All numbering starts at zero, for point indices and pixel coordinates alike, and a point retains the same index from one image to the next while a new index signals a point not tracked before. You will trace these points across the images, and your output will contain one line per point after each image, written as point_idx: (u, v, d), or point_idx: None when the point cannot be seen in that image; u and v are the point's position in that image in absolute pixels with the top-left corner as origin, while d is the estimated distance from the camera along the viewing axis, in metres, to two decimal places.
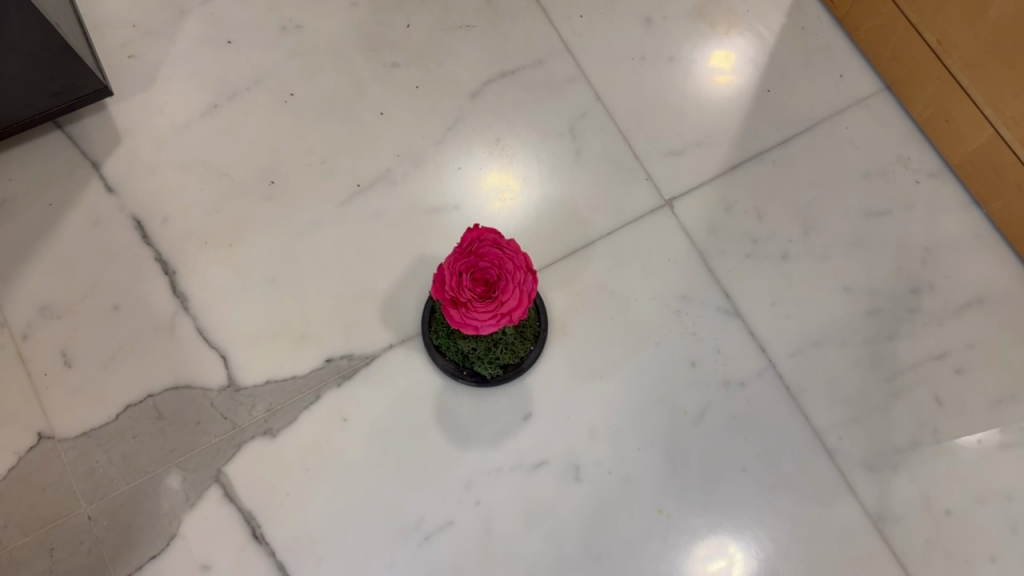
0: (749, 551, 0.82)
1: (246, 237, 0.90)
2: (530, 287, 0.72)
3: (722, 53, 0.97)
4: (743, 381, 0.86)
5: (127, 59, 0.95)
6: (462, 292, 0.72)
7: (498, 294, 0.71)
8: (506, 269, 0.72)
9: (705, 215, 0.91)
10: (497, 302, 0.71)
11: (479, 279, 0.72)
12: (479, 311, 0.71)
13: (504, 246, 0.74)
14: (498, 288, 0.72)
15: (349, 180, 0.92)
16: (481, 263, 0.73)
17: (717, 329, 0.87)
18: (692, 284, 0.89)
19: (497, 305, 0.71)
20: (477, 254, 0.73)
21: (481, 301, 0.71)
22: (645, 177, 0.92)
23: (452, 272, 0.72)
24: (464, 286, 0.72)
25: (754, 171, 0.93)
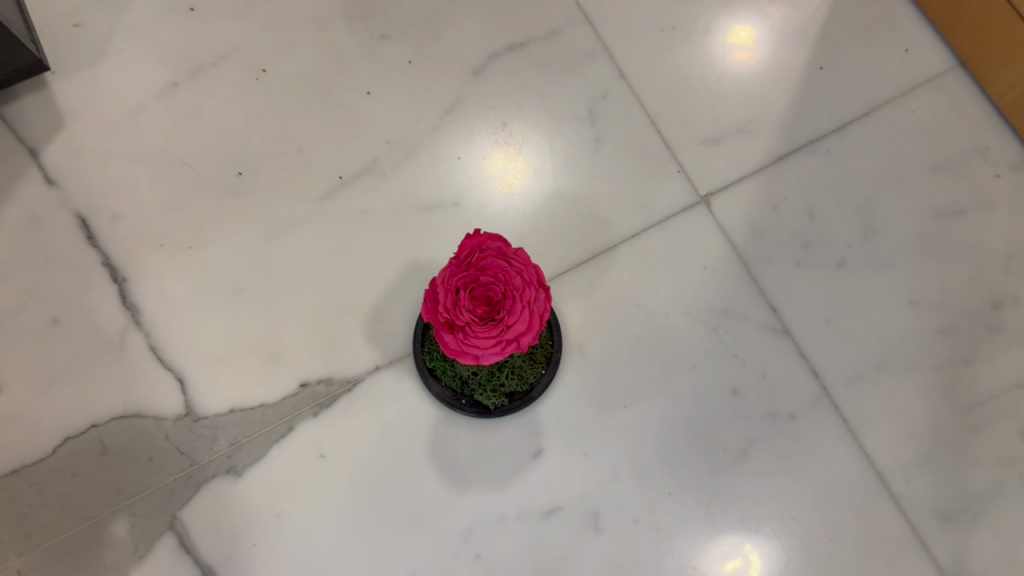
0: (767, 551, 0.70)
1: (209, 238, 0.77)
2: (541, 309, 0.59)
3: (740, 31, 0.83)
4: (792, 413, 0.73)
5: (73, 28, 0.82)
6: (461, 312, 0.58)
7: (503, 315, 0.58)
8: (513, 286, 0.59)
9: (748, 214, 0.77)
10: (502, 326, 0.58)
11: (481, 296, 0.59)
12: (483, 336, 0.57)
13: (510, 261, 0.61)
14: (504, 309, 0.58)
15: (330, 172, 0.78)
16: (482, 277, 0.59)
17: (762, 351, 0.74)
18: (733, 297, 0.75)
19: (502, 330, 0.58)
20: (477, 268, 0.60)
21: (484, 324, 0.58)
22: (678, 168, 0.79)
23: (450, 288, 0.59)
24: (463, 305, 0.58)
25: (805, 163, 0.79)
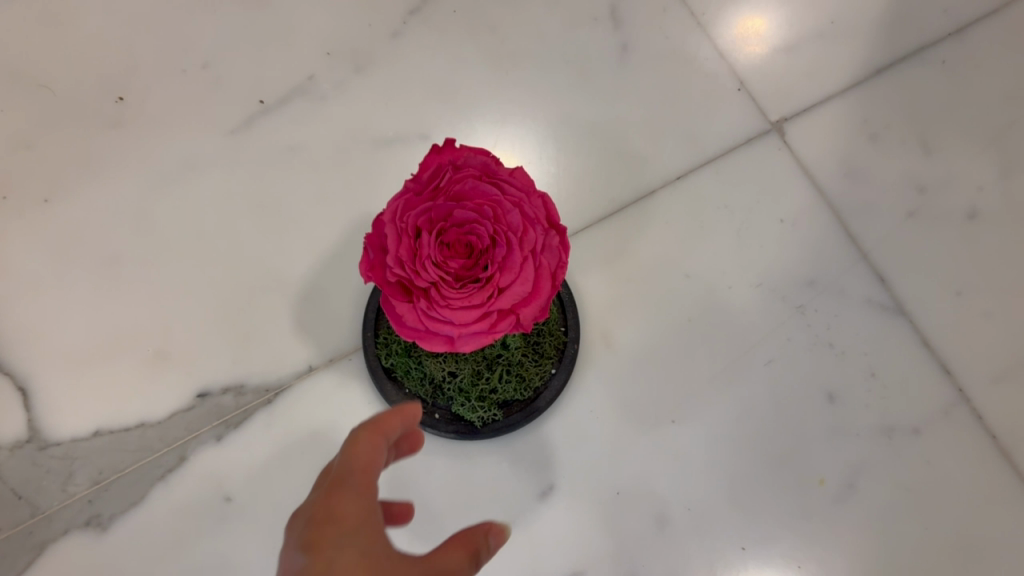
0: None
1: (73, 187, 0.54)
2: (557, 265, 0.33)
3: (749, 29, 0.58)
4: (916, 427, 0.50)
5: None
6: (421, 269, 0.31)
7: (495, 274, 0.31)
8: (513, 224, 0.32)
9: (836, 148, 0.55)
10: (492, 294, 0.31)
11: (457, 241, 0.32)
12: (459, 310, 0.31)
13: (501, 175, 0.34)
14: (497, 263, 0.31)
15: (248, 96, 0.56)
16: (456, 207, 0.32)
17: (865, 339, 0.52)
18: (820, 262, 0.53)
19: (491, 301, 0.31)
20: (448, 185, 0.32)
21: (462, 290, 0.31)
22: (737, 87, 0.56)
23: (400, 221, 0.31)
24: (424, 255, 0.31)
25: (914, 77, 0.56)
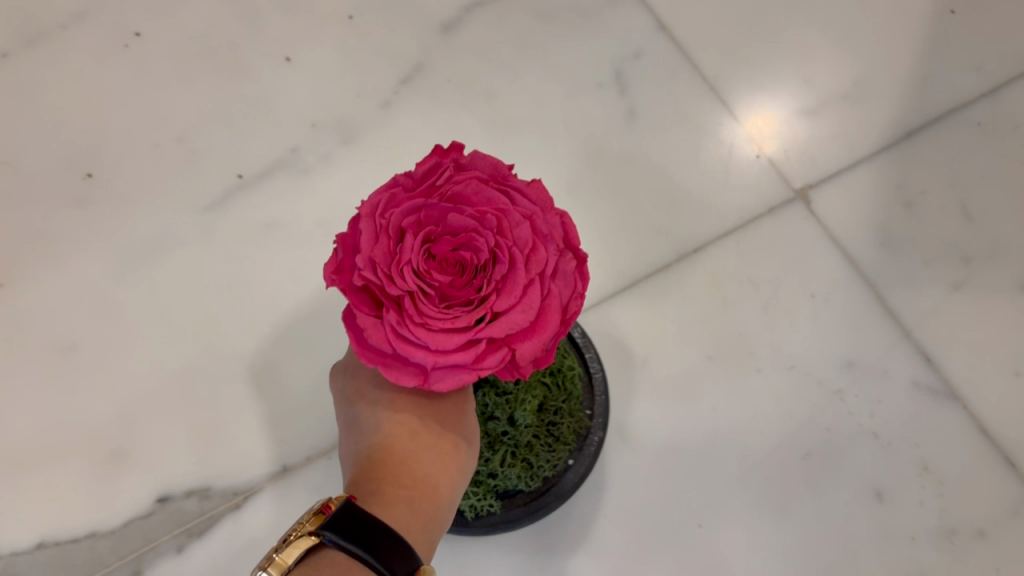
0: None
1: (28, 270, 0.49)
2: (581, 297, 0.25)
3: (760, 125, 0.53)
4: (981, 528, 0.44)
5: None
6: (390, 281, 0.23)
7: (495, 296, 0.23)
8: (527, 237, 0.24)
9: (870, 217, 0.50)
10: (483, 322, 0.23)
11: (449, 251, 0.23)
12: (439, 336, 0.23)
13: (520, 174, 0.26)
14: (500, 285, 0.23)
15: (226, 169, 0.52)
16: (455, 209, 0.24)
17: (916, 428, 0.46)
18: (858, 341, 0.47)
19: (483, 328, 0.23)
20: (447, 179, 0.25)
21: (444, 312, 0.23)
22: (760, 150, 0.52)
23: (370, 221, 0.24)
24: (400, 262, 0.23)
25: (949, 140, 0.52)
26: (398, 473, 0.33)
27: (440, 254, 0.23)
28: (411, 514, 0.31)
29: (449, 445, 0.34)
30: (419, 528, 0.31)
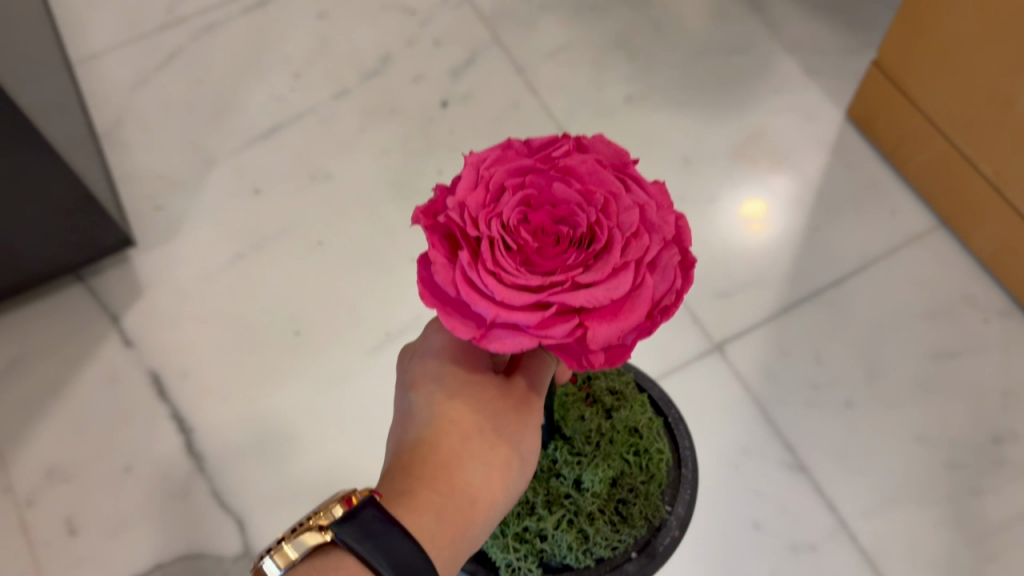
0: None
1: (267, 391, 0.85)
2: (667, 296, 0.36)
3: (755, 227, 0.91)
4: (813, 544, 0.77)
5: (154, 210, 0.93)
6: (482, 220, 0.35)
7: (576, 270, 0.35)
8: (631, 222, 0.36)
9: (760, 360, 0.84)
10: (556, 288, 0.35)
11: (549, 223, 0.36)
12: (505, 292, 0.34)
13: (639, 182, 0.39)
14: (581, 262, 0.35)
15: (377, 329, 0.87)
16: (557, 188, 0.37)
17: (780, 487, 0.79)
18: (749, 436, 0.81)
19: (554, 292, 0.34)
20: (564, 159, 0.38)
21: (520, 269, 0.35)
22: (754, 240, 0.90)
23: (486, 174, 0.37)
24: (497, 212, 0.36)
25: (809, 313, 0.86)
26: (438, 477, 0.48)
27: (537, 223, 0.36)
28: (436, 521, 0.45)
29: (468, 497, 0.48)
30: (441, 532, 0.45)
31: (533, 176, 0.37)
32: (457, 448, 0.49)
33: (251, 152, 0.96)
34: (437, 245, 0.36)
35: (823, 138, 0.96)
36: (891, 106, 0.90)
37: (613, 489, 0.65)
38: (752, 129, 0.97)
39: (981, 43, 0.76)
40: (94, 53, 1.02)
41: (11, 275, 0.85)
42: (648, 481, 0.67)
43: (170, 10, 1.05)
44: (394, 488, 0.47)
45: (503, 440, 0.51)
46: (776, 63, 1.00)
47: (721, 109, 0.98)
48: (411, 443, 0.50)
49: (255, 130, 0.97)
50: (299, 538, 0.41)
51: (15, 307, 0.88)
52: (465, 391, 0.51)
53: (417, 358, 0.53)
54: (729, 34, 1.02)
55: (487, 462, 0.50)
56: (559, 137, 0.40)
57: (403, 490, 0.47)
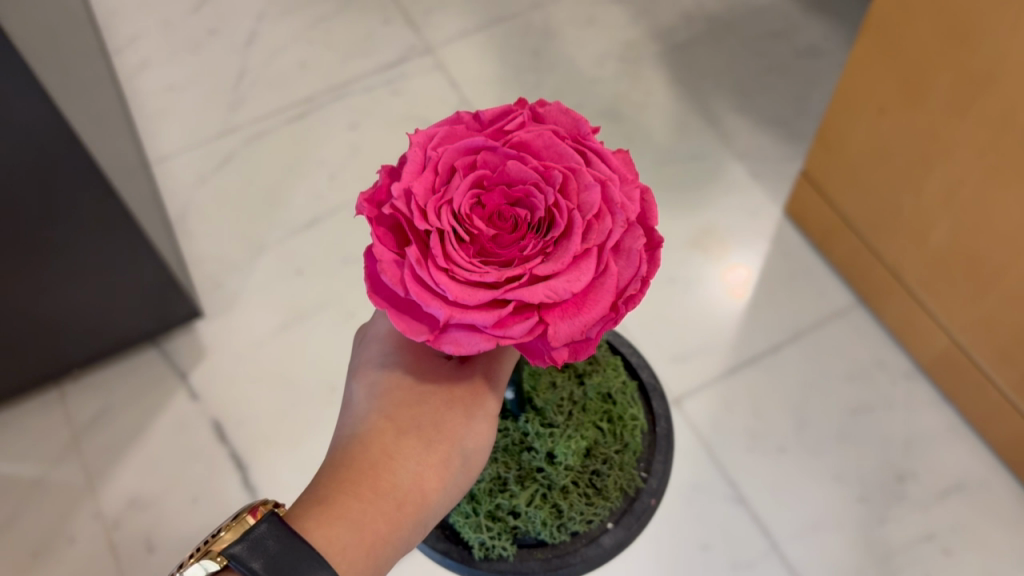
0: None
1: (308, 436, 1.03)
2: (633, 283, 0.49)
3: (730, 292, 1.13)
4: (750, 562, 0.95)
5: (215, 287, 1.13)
6: (434, 216, 0.47)
7: (533, 264, 0.47)
8: (590, 202, 0.49)
9: (710, 413, 1.04)
10: (512, 286, 0.47)
11: (508, 216, 0.49)
12: (459, 291, 0.46)
13: (600, 154, 0.52)
14: (540, 251, 0.48)
15: None
16: (510, 182, 0.50)
17: (725, 516, 0.98)
18: (700, 474, 1.00)
19: (510, 293, 0.46)
20: (519, 135, 0.51)
21: (469, 264, 0.47)
22: (734, 304, 1.11)
23: (435, 155, 0.50)
24: (445, 203, 0.48)
25: (750, 375, 1.06)
26: (371, 476, 0.61)
27: (492, 206, 0.49)
28: (364, 508, 0.59)
29: (396, 493, 0.61)
30: (366, 520, 0.58)
31: (487, 156, 0.50)
32: (389, 448, 0.63)
33: (294, 239, 1.17)
34: (386, 242, 0.48)
35: (765, 231, 1.17)
36: (815, 206, 1.11)
37: (587, 465, 0.89)
38: (707, 223, 1.18)
39: (872, 165, 0.98)
40: (164, 157, 1.23)
41: (103, 339, 1.04)
42: (616, 455, 0.90)
43: (226, 121, 1.26)
44: (323, 491, 0.59)
45: (441, 434, 0.64)
46: (727, 168, 1.22)
47: (681, 206, 1.19)
48: (355, 435, 0.64)
49: (298, 222, 1.18)
50: (199, 561, 0.52)
51: (102, 367, 1.08)
52: (406, 406, 0.65)
53: (379, 371, 0.67)
54: (689, 144, 1.24)
55: (417, 460, 0.63)
56: (513, 110, 0.53)
57: (329, 496, 0.58)
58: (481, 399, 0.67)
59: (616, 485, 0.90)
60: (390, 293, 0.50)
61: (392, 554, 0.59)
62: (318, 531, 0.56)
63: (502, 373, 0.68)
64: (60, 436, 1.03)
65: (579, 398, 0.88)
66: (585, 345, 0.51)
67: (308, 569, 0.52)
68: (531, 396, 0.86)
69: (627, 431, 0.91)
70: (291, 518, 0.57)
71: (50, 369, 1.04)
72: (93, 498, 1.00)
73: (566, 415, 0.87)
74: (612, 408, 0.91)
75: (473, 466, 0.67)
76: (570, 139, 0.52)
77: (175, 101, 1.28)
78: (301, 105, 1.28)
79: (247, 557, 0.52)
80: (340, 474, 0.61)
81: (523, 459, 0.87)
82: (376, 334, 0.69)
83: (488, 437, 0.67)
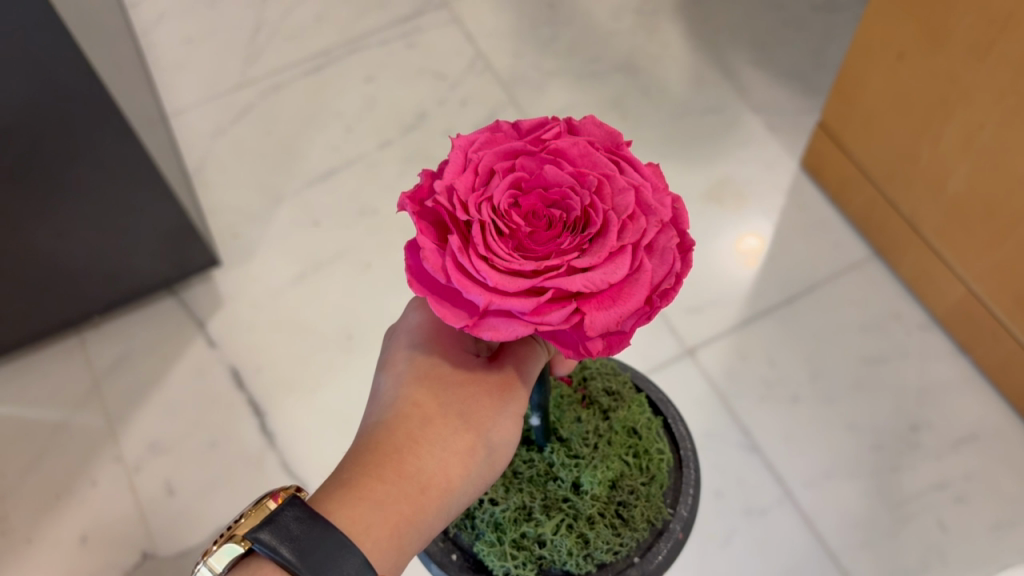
0: None
1: (325, 384, 1.04)
2: (667, 280, 0.44)
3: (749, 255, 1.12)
4: (764, 508, 0.96)
5: (233, 237, 1.14)
6: (473, 208, 0.43)
7: (571, 256, 0.43)
8: (628, 207, 0.45)
9: (724, 363, 1.04)
10: (550, 275, 0.42)
11: (548, 214, 0.45)
12: (497, 280, 0.42)
13: (633, 162, 0.47)
14: (576, 246, 0.44)
15: None
16: (549, 186, 0.45)
17: (739, 464, 0.98)
18: (714, 423, 1.01)
19: (548, 280, 0.42)
20: (555, 144, 0.47)
21: (510, 254, 0.42)
22: (747, 272, 1.10)
23: (475, 156, 0.46)
24: (484, 199, 0.44)
25: (765, 325, 1.06)
26: (400, 464, 0.55)
27: (529, 205, 0.45)
28: (389, 498, 0.53)
29: (423, 485, 0.55)
30: (388, 514, 0.52)
31: (525, 160, 0.46)
32: (415, 433, 0.56)
33: (311, 190, 1.17)
34: (425, 233, 0.44)
35: (782, 185, 1.17)
36: (834, 159, 1.10)
37: (613, 495, 0.81)
38: (724, 176, 1.18)
39: (893, 115, 0.97)
40: (182, 109, 1.24)
41: (123, 287, 1.06)
42: (643, 487, 0.82)
43: (243, 73, 1.27)
44: (344, 475, 0.54)
45: (468, 423, 0.57)
46: (744, 122, 1.22)
47: (697, 159, 1.19)
48: (381, 420, 0.57)
49: (315, 173, 1.19)
50: (223, 548, 0.49)
51: (122, 316, 1.09)
52: (434, 392, 0.58)
53: (410, 349, 0.60)
54: (705, 98, 1.24)
55: (444, 447, 0.56)
56: (551, 121, 0.49)
57: (352, 478, 0.53)
58: (515, 389, 0.59)
59: (643, 516, 0.81)
60: (431, 282, 0.45)
61: (415, 544, 0.54)
62: (341, 511, 0.51)
63: (538, 368, 0.60)
64: (81, 382, 1.04)
65: (605, 431, 0.82)
66: (619, 339, 0.45)
67: (334, 548, 0.48)
68: (555, 427, 0.81)
69: (655, 463, 0.84)
70: (314, 503, 0.52)
71: (71, 316, 1.05)
72: (114, 442, 1.01)
73: (592, 446, 0.81)
74: (638, 442, 0.84)
75: (498, 464, 0.59)
76: (604, 149, 0.48)
77: (190, 55, 1.29)
78: (317, 58, 1.28)
79: (272, 541, 0.48)
80: (361, 457, 0.55)
81: (548, 489, 0.80)
82: (406, 328, 0.61)
83: (516, 431, 0.60)
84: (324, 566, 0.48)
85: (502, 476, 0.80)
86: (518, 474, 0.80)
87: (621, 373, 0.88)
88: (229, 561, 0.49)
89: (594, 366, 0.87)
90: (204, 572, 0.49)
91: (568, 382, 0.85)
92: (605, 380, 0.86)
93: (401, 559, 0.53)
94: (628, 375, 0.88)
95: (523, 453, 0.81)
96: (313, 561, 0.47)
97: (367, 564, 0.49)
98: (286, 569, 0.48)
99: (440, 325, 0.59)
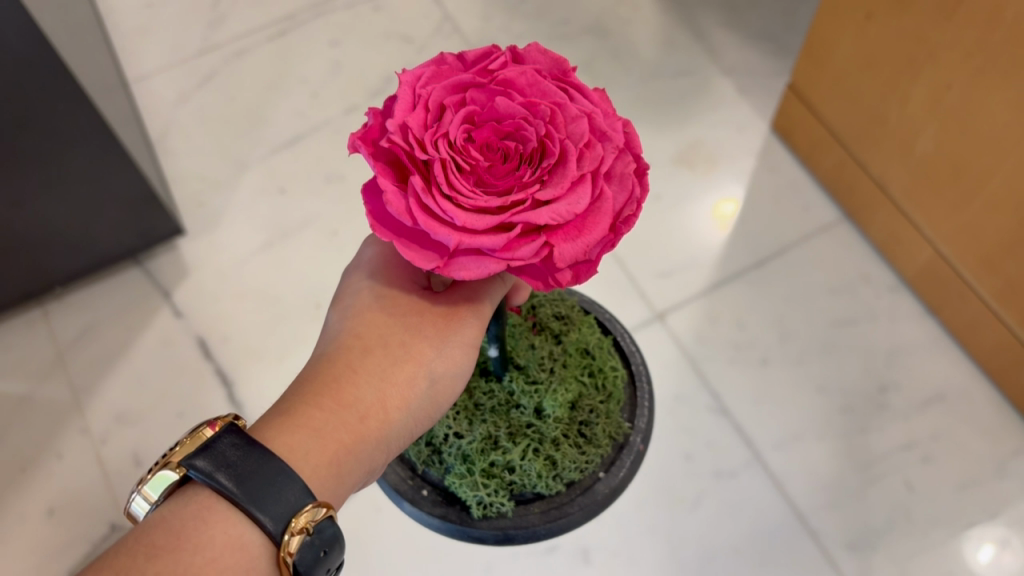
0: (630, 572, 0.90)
1: (293, 353, 1.03)
2: (628, 206, 0.44)
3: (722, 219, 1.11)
4: (733, 471, 0.96)
5: (198, 205, 1.12)
6: (431, 147, 0.42)
7: (533, 189, 0.42)
8: (585, 136, 0.44)
9: (694, 328, 1.04)
10: (517, 210, 0.42)
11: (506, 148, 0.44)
12: (467, 223, 0.41)
13: (581, 89, 0.47)
14: (537, 178, 0.43)
15: None
16: (502, 117, 0.44)
17: (710, 426, 0.98)
18: (684, 385, 1.01)
19: (516, 215, 0.41)
20: (505, 75, 0.46)
21: (474, 191, 0.41)
22: (718, 236, 1.10)
23: (425, 92, 0.44)
24: (440, 136, 0.43)
25: (735, 289, 1.06)
26: (341, 391, 0.54)
27: (482, 138, 0.44)
28: (326, 425, 0.52)
29: (361, 409, 0.54)
30: (332, 439, 0.52)
31: (475, 94, 0.45)
32: (355, 363, 0.56)
33: (277, 157, 1.16)
34: (384, 174, 0.43)
35: (753, 146, 1.16)
36: (802, 119, 1.10)
37: (575, 416, 0.82)
38: (693, 138, 1.17)
39: (861, 77, 0.97)
40: (144, 75, 1.21)
41: (85, 258, 1.04)
42: (602, 404, 0.84)
43: (206, 39, 1.24)
44: (285, 402, 0.53)
45: (409, 353, 0.57)
46: (714, 84, 1.21)
47: (667, 121, 1.18)
48: (326, 352, 0.57)
49: (280, 140, 1.17)
50: (159, 474, 0.48)
51: (86, 286, 1.07)
52: (381, 315, 0.58)
53: (362, 280, 0.60)
54: (676, 60, 1.22)
55: (383, 376, 0.56)
56: (498, 51, 0.48)
57: (292, 407, 0.52)
58: (463, 317, 0.59)
59: (606, 432, 0.84)
60: (396, 225, 0.44)
61: (352, 478, 0.53)
62: (278, 439, 0.50)
63: (494, 302, 0.60)
64: (45, 354, 1.03)
65: (559, 355, 0.83)
66: (587, 268, 0.45)
67: (273, 476, 0.47)
68: (512, 356, 0.81)
69: (611, 381, 0.86)
70: (253, 432, 0.51)
71: (32, 287, 1.03)
72: (80, 415, 1.00)
73: (549, 370, 0.81)
74: (593, 362, 0.85)
75: (444, 393, 0.59)
76: (552, 78, 0.47)
77: (152, 19, 1.26)
78: (282, 23, 1.25)
79: (210, 468, 0.47)
80: (301, 387, 0.54)
81: (511, 417, 0.80)
82: (359, 263, 0.61)
83: (465, 362, 0.60)
84: (263, 492, 0.47)
85: (463, 408, 0.80)
86: (479, 406, 0.80)
87: (567, 298, 0.88)
88: (164, 490, 0.48)
89: (540, 293, 0.86)
90: (140, 500, 0.48)
91: (519, 313, 0.84)
92: (554, 305, 0.86)
93: (341, 488, 0.52)
94: (574, 300, 0.88)
95: (482, 384, 0.81)
96: (251, 489, 0.47)
97: (307, 492, 0.48)
98: (223, 496, 0.47)
99: (397, 253, 0.60)
